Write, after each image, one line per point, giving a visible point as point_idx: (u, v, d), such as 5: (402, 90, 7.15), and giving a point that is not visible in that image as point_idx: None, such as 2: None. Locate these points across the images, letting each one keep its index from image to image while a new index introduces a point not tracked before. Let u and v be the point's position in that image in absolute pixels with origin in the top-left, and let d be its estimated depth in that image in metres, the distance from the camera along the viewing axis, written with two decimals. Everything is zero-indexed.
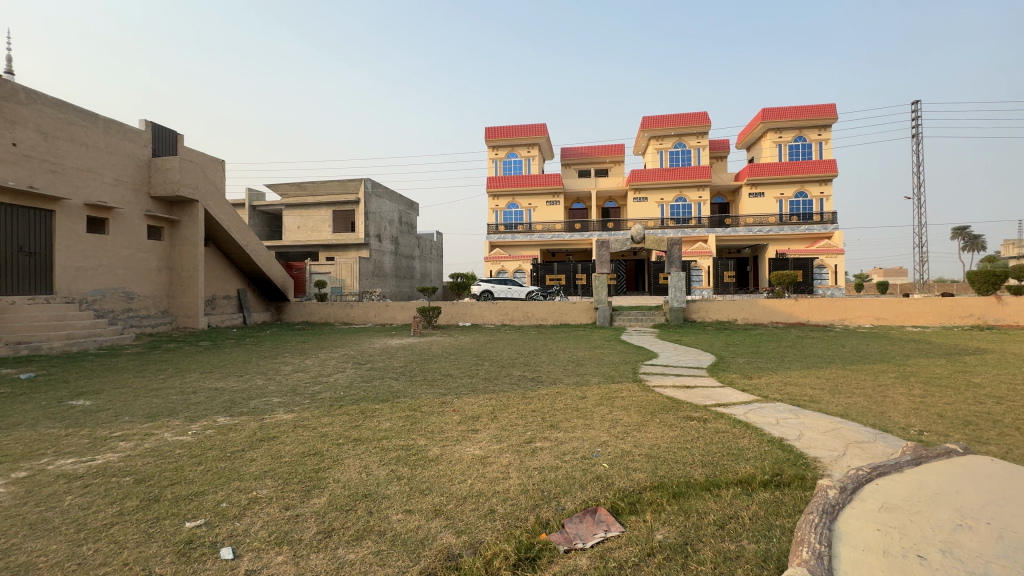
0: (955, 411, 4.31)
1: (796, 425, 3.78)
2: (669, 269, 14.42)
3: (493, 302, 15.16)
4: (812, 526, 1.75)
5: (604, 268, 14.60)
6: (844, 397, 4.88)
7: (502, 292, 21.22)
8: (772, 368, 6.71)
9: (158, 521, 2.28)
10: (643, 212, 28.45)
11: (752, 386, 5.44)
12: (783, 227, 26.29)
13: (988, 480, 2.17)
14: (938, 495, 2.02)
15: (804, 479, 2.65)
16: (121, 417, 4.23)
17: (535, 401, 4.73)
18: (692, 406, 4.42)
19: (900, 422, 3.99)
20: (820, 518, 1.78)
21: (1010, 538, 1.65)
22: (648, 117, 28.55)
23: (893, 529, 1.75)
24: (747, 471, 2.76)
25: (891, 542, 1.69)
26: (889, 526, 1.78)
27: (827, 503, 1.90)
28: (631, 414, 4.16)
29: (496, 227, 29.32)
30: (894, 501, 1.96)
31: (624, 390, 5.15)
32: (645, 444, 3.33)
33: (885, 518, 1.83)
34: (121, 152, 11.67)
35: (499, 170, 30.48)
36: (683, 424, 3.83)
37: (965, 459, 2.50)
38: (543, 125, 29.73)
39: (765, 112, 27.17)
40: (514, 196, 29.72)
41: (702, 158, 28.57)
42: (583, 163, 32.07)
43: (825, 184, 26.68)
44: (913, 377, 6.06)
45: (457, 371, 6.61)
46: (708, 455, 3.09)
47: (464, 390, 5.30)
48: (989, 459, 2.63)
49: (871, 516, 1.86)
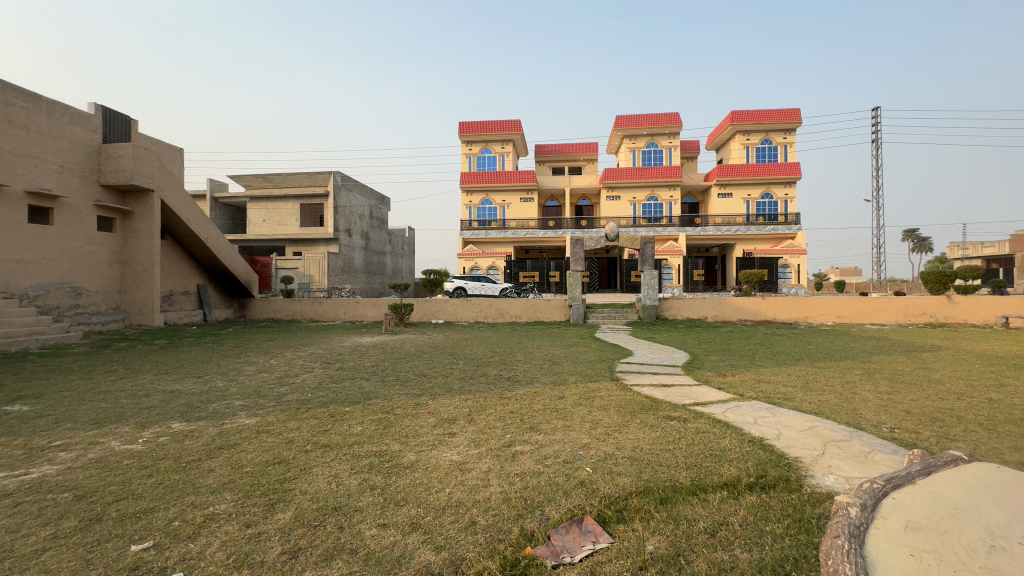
0: (921, 408, 4.44)
1: (775, 424, 3.79)
2: (642, 267, 14.56)
3: (466, 299, 14.96)
4: (842, 552, 1.67)
5: (578, 266, 14.60)
6: (816, 395, 4.98)
7: (475, 288, 21.01)
8: (745, 365, 6.81)
9: (99, 544, 2.04)
10: (616, 211, 28.74)
11: (728, 384, 5.49)
12: (750, 227, 27.04)
13: (1000, 492, 2.16)
14: (959, 510, 1.98)
15: (787, 480, 2.63)
16: (63, 424, 3.87)
17: (512, 401, 4.60)
18: (671, 405, 4.39)
19: (871, 419, 4.06)
20: (849, 541, 1.70)
21: None
22: (621, 116, 28.83)
23: (928, 555, 1.69)
24: (731, 473, 2.72)
25: (928, 569, 1.63)
26: (922, 550, 1.72)
27: (852, 524, 1.83)
28: (611, 414, 4.09)
29: (470, 223, 29.04)
30: (919, 520, 1.91)
31: (602, 390, 5.08)
32: (626, 446, 3.26)
33: (914, 541, 1.78)
34: (67, 137, 10.86)
35: (473, 165, 30.17)
36: (664, 424, 3.78)
37: (973, 468, 2.48)
38: (517, 121, 29.59)
39: (734, 114, 27.82)
40: (488, 192, 29.46)
41: (673, 158, 29.04)
42: (557, 161, 32.11)
43: (790, 186, 27.57)
44: (878, 373, 6.26)
45: (430, 370, 6.41)
46: (691, 457, 3.04)
47: (439, 391, 5.12)
48: (995, 467, 2.61)
49: (898, 538, 1.80)
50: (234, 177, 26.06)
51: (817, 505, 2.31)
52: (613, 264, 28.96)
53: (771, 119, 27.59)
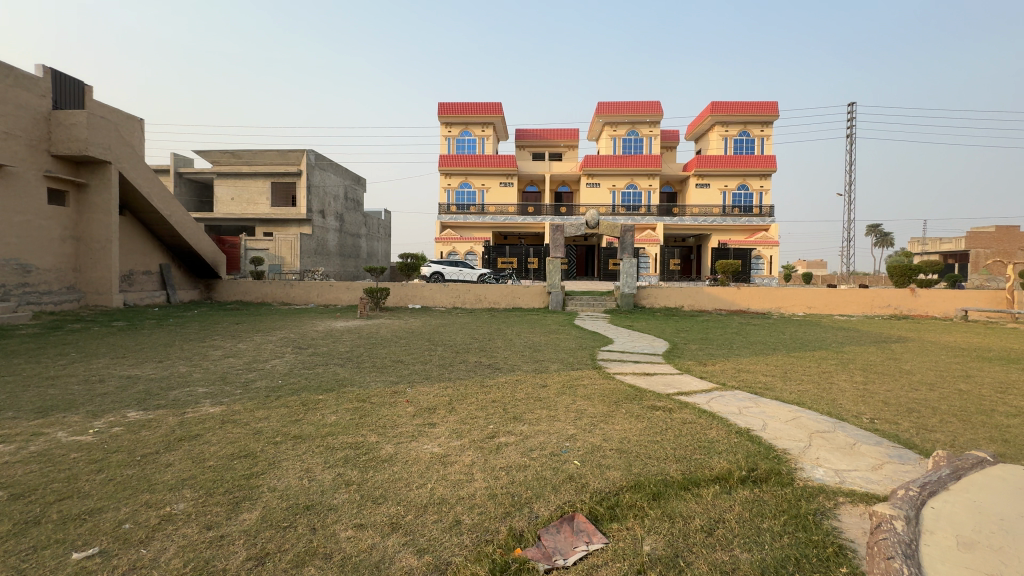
0: (897, 398, 4.52)
1: (759, 415, 3.76)
2: (621, 255, 14.57)
3: (444, 284, 14.71)
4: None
5: (558, 252, 14.49)
6: (795, 384, 5.01)
7: (453, 274, 20.72)
8: (724, 354, 6.87)
9: (36, 553, 1.81)
10: (596, 198, 28.73)
11: (709, 373, 5.49)
12: (725, 218, 27.45)
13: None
14: (1003, 523, 1.92)
15: (778, 473, 2.57)
16: (1, 413, 3.54)
17: (494, 390, 4.46)
18: (655, 394, 4.34)
19: (851, 410, 4.09)
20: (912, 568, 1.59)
21: None
22: (603, 102, 28.71)
23: None
24: (721, 466, 2.65)
25: None
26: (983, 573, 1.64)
27: (905, 543, 1.72)
28: (596, 404, 3.99)
29: (448, 207, 28.58)
30: (970, 537, 1.84)
31: (585, 378, 4.99)
32: (614, 437, 3.18)
33: (972, 562, 1.69)
34: (13, 101, 10.02)
35: (452, 148, 29.59)
36: (649, 415, 3.71)
37: (998, 472, 2.43)
38: (498, 104, 29.10)
39: (713, 105, 27.97)
40: (467, 176, 28.97)
41: (653, 147, 29.10)
42: (537, 146, 31.83)
43: (765, 178, 28.02)
44: (851, 364, 6.38)
45: (408, 357, 6.21)
46: (680, 449, 2.96)
47: (419, 379, 4.94)
48: (1015, 468, 2.56)
49: (954, 559, 1.72)
50: (200, 151, 24.83)
51: (813, 501, 2.26)
52: (591, 252, 29.02)
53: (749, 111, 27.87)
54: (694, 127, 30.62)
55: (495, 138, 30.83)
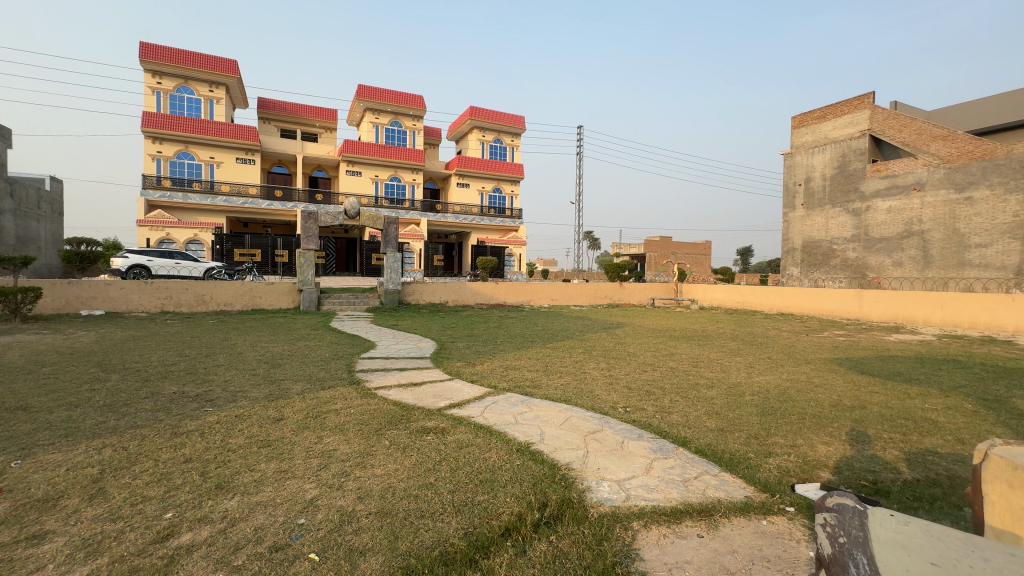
0: (636, 382, 5.04)
1: (535, 422, 3.47)
2: (385, 249, 13.52)
3: (146, 282, 10.97)
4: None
5: (311, 244, 12.49)
6: (557, 378, 5.10)
7: (164, 267, 15.74)
8: (490, 351, 6.75)
9: None
10: (357, 188, 26.79)
11: (478, 375, 5.15)
12: (483, 217, 29.39)
13: None
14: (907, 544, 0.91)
15: (570, 504, 2.18)
16: None
17: (192, 440, 2.98)
18: (424, 411, 3.65)
19: (608, 401, 4.23)
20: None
21: (937, 561, 0.86)
22: (363, 86, 27.06)
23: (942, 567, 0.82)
24: (509, 510, 2.13)
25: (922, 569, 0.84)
26: (918, 561, 0.85)
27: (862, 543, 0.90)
28: (348, 438, 3.04)
29: (159, 180, 21.99)
30: (900, 545, 0.90)
31: (337, 401, 3.92)
32: (375, 490, 2.32)
33: (911, 559, 0.87)
34: None
35: (164, 105, 22.97)
36: (418, 443, 2.98)
37: None
38: (232, 62, 24.09)
39: (472, 110, 29.63)
40: (187, 143, 22.90)
41: (416, 141, 28.94)
42: (286, 122, 27.90)
43: (515, 184, 31.21)
44: (594, 351, 7.11)
45: (42, 399, 3.88)
46: (458, 493, 2.31)
47: (52, 437, 3.00)
48: (771, 470, 2.71)
49: (890, 545, 0.90)
50: None
51: (613, 538, 1.92)
52: (352, 246, 27.00)
53: (501, 121, 30.56)
54: (454, 128, 31.82)
55: (229, 103, 25.44)
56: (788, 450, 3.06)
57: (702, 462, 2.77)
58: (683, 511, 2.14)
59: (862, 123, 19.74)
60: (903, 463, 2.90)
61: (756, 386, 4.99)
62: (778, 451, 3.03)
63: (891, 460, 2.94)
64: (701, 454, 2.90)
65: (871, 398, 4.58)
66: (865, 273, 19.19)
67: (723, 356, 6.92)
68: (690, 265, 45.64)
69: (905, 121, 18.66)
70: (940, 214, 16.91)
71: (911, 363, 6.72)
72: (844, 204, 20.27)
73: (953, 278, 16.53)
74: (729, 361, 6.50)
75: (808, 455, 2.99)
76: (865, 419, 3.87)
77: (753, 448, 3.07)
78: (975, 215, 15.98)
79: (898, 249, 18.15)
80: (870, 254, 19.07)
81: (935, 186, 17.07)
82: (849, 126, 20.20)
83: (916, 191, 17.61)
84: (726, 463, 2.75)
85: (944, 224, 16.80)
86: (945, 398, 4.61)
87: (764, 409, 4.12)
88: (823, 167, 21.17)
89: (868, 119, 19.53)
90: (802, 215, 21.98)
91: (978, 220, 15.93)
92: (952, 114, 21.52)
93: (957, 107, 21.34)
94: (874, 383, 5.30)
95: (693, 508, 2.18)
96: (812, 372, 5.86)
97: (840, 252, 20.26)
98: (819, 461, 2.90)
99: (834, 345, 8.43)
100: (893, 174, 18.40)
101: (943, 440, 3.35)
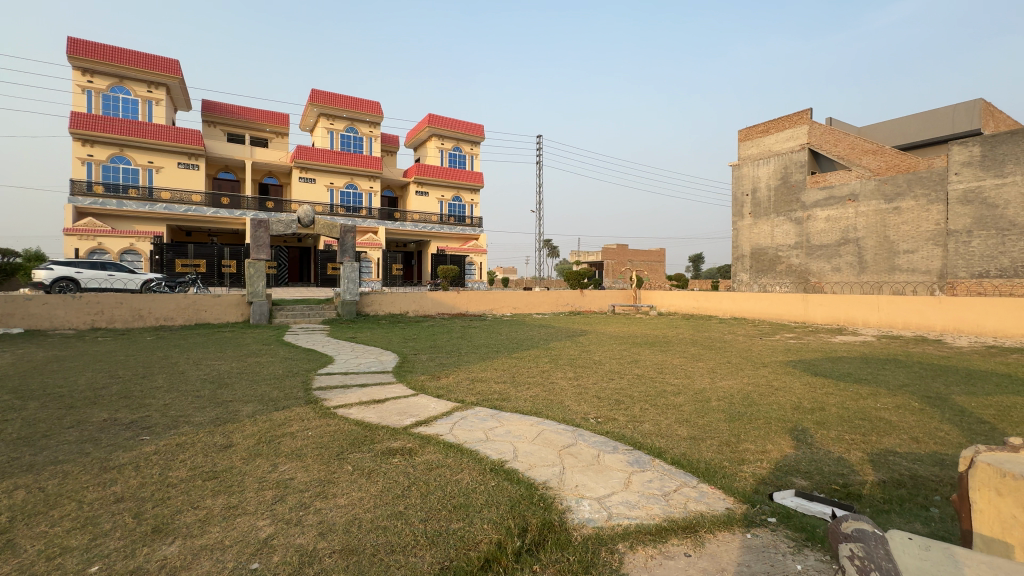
0: (604, 391, 5.00)
1: (507, 437, 3.34)
2: (342, 258, 13.02)
3: (73, 296, 10.04)
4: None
5: (261, 254, 11.83)
6: (525, 390, 4.98)
7: (95, 279, 14.50)
8: (455, 364, 6.56)
9: None
10: (311, 195, 25.85)
11: (444, 389, 4.95)
12: (443, 226, 29.07)
13: None
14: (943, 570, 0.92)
15: (551, 528, 2.07)
16: None
17: (124, 476, 2.64)
18: (389, 430, 3.44)
19: (579, 412, 4.16)
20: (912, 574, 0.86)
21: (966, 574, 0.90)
22: (317, 90, 26.28)
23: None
24: (487, 538, 1.99)
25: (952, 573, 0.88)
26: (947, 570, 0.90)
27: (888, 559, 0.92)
28: (306, 465, 2.81)
29: (89, 185, 20.35)
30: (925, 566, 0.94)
31: (294, 422, 3.64)
32: (339, 523, 2.12)
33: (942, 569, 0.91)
34: None
35: (95, 105, 21.36)
36: (384, 466, 2.78)
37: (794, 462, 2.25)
38: (174, 62, 22.76)
39: (431, 118, 29.40)
40: (122, 146, 21.37)
41: (372, 148, 28.35)
42: (234, 126, 26.67)
43: (474, 192, 31.12)
44: (560, 360, 7.06)
45: None
46: (431, 521, 2.14)
47: None
48: (747, 479, 2.69)
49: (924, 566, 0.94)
50: None
51: (599, 565, 1.82)
52: (306, 255, 25.99)
53: (460, 129, 30.47)
54: (412, 136, 31.46)
55: (170, 105, 23.97)
56: (759, 457, 3.08)
57: (680, 474, 2.73)
58: (668, 528, 2.07)
59: (802, 137, 21.01)
60: (867, 465, 2.97)
61: (721, 391, 5.07)
62: (750, 458, 3.04)
63: (856, 462, 3.00)
64: (678, 465, 2.86)
65: (828, 400, 4.74)
66: (807, 278, 20.33)
67: (685, 362, 7.04)
68: (646, 272, 46.98)
69: (839, 137, 20.02)
70: (872, 223, 18.20)
71: (858, 364, 7.09)
72: (787, 213, 21.42)
73: (885, 282, 17.77)
74: (692, 367, 6.60)
75: (778, 460, 3.02)
76: (826, 421, 3.98)
77: (726, 457, 3.06)
78: (902, 223, 17.31)
79: (836, 255, 19.35)
80: (812, 260, 20.21)
81: (867, 197, 18.39)
82: (790, 140, 21.45)
83: (850, 202, 18.90)
84: (704, 474, 2.72)
85: (876, 231, 18.10)
86: (893, 397, 4.85)
87: (731, 414, 4.17)
88: (768, 179, 22.33)
89: (807, 134, 20.82)
90: (750, 223, 23.06)
91: (906, 228, 17.24)
92: (879, 131, 23.31)
93: (884, 124, 23.15)
94: (828, 385, 5.52)
95: (678, 524, 2.11)
96: (770, 375, 6.03)
97: (785, 259, 21.36)
98: (790, 466, 2.93)
99: (786, 348, 8.79)
100: (830, 186, 19.66)
101: (899, 440, 3.48)
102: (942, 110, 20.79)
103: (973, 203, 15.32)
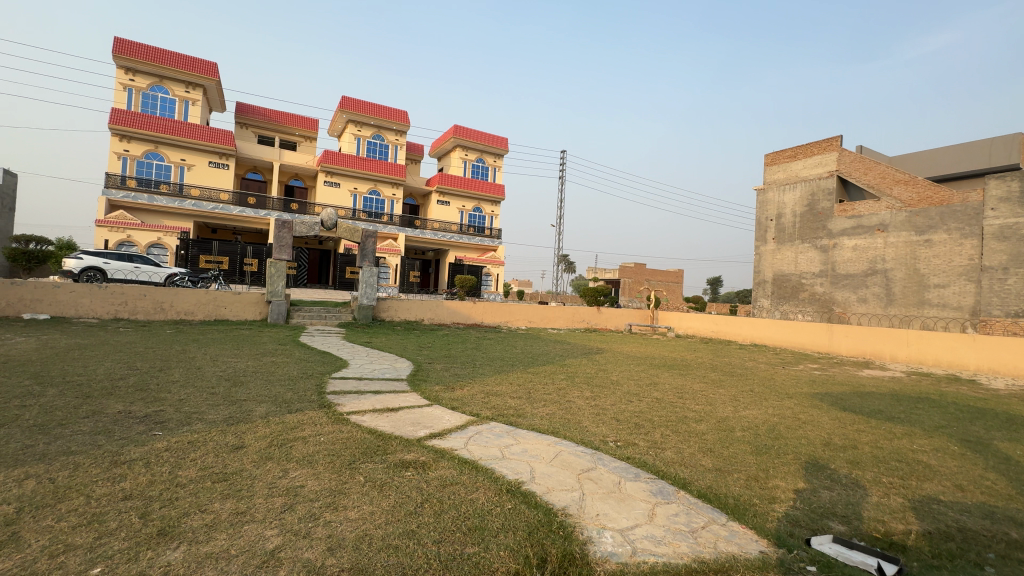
0: (622, 413, 4.83)
1: (523, 456, 3.22)
2: (361, 263, 13.08)
3: (100, 286, 10.25)
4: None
5: (283, 254, 11.95)
6: (541, 407, 4.85)
7: (121, 271, 14.82)
8: (469, 375, 6.46)
9: None
10: (335, 199, 26.26)
11: (458, 401, 4.84)
12: (462, 235, 29.18)
13: None
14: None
15: (571, 561, 1.95)
16: None
17: (135, 472, 2.58)
18: (402, 441, 3.34)
19: (598, 434, 4.00)
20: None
21: None
22: (347, 97, 26.85)
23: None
24: (505, 567, 1.88)
25: None
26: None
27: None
28: (317, 472, 2.72)
29: (123, 179, 20.98)
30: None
31: (306, 427, 3.57)
32: (348, 539, 2.01)
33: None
34: None
35: (134, 102, 22.10)
36: (396, 479, 2.68)
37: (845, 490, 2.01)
38: (213, 65, 23.56)
39: (456, 129, 29.72)
40: (157, 143, 22.03)
41: (397, 156, 28.75)
42: (264, 128, 27.36)
43: (494, 204, 31.28)
44: (576, 378, 6.90)
45: None
46: (445, 543, 2.03)
47: None
48: (782, 520, 2.53)
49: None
50: None
51: None
52: (326, 258, 26.31)
53: (484, 141, 30.76)
54: (437, 146, 31.83)
55: (205, 105, 24.72)
56: (790, 495, 2.90)
57: (707, 509, 2.57)
58: (698, 572, 1.93)
59: (831, 164, 20.65)
60: (910, 512, 2.77)
61: (745, 422, 4.85)
62: (780, 496, 2.87)
63: (897, 509, 2.80)
64: (705, 499, 2.70)
65: (860, 438, 4.49)
66: (831, 308, 19.78)
67: (707, 387, 6.82)
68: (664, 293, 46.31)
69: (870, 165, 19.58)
70: (902, 254, 17.69)
71: (888, 401, 6.78)
72: (812, 240, 20.96)
73: (914, 316, 17.19)
74: (714, 393, 6.38)
75: (812, 500, 2.84)
76: (860, 460, 3.75)
77: (755, 493, 2.89)
78: (934, 257, 16.79)
79: (862, 286, 18.82)
80: (837, 289, 19.68)
81: (897, 228, 17.94)
82: (818, 166, 21.10)
83: (879, 232, 18.46)
84: (733, 511, 2.56)
85: (905, 263, 17.57)
86: (929, 439, 4.58)
87: (757, 447, 3.97)
88: (794, 205, 21.94)
89: (836, 161, 20.45)
90: (773, 248, 22.64)
91: (937, 262, 16.71)
92: (910, 161, 22.80)
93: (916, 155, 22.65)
94: (859, 421, 5.26)
95: (709, 567, 1.97)
96: (796, 408, 5.77)
97: (808, 286, 20.86)
98: (826, 509, 2.74)
99: (811, 379, 8.46)
100: (858, 215, 19.23)
101: (942, 486, 3.25)
102: (978, 143, 20.28)
103: (1011, 239, 14.81)
